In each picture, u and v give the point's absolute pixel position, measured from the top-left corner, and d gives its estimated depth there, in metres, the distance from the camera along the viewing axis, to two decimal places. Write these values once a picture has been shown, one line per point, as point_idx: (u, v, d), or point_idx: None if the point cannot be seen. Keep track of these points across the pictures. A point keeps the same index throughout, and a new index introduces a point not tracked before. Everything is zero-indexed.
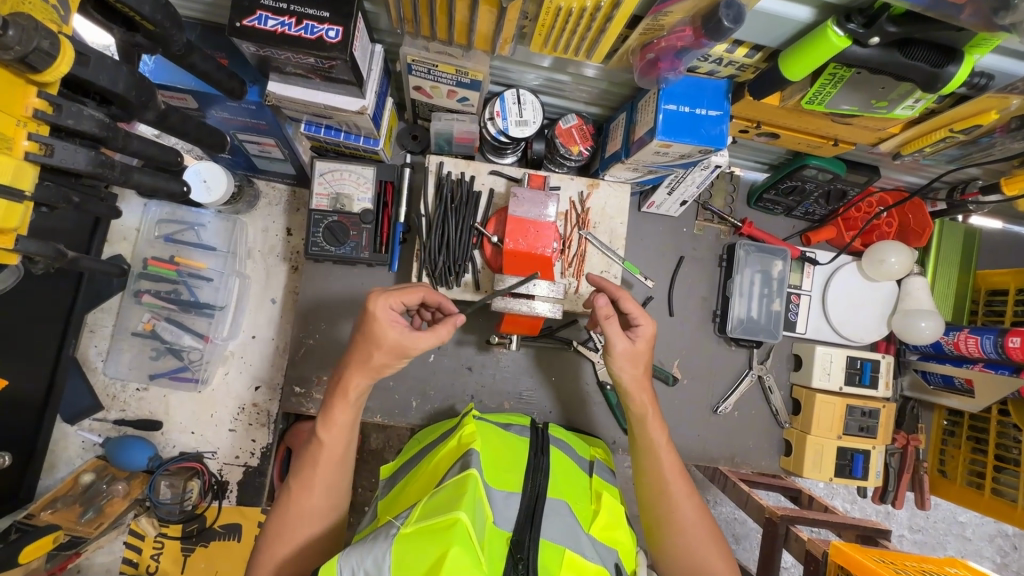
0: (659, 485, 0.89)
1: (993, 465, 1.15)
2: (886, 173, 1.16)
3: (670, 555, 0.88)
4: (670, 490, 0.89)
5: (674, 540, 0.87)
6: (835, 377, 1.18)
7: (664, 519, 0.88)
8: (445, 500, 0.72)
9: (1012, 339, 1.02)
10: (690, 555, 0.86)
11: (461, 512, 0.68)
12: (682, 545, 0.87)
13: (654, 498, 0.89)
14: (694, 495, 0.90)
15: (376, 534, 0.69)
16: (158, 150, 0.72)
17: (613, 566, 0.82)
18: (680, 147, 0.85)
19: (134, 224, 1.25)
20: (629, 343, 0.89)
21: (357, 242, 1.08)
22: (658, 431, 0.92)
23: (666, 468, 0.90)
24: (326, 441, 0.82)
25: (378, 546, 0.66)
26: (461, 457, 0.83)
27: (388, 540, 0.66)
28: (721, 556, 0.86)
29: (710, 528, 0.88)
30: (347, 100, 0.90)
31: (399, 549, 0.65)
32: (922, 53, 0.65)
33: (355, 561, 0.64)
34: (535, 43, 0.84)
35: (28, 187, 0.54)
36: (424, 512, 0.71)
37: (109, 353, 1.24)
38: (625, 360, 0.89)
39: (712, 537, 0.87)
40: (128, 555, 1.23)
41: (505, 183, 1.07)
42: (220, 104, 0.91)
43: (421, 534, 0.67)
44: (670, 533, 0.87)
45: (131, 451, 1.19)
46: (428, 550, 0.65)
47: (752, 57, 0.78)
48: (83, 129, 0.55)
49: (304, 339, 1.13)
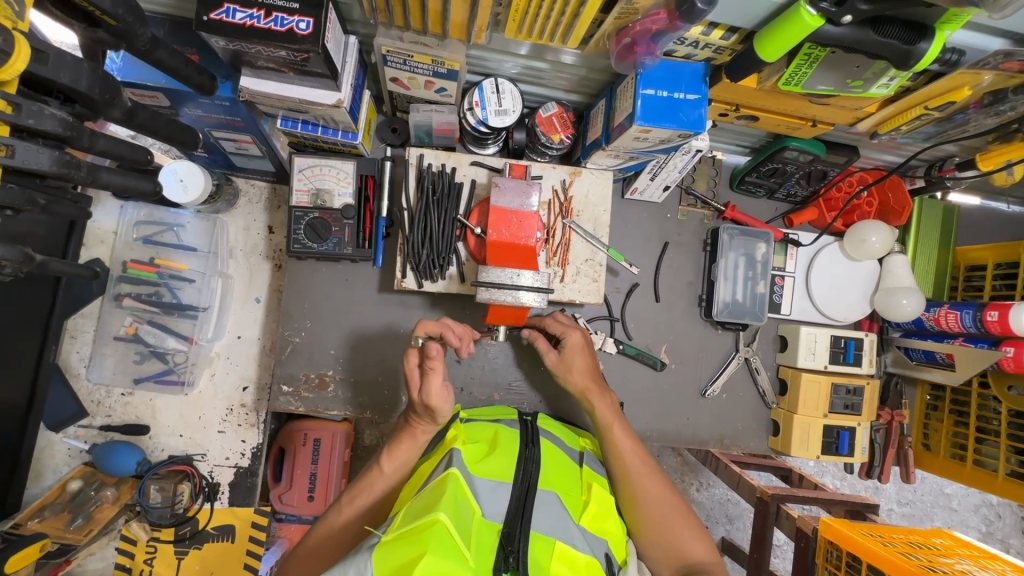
0: (626, 470, 0.94)
1: (975, 436, 1.18)
2: (866, 152, 1.17)
3: (644, 531, 0.91)
4: (635, 471, 0.93)
5: (644, 519, 0.91)
6: (819, 356, 1.20)
7: (630, 502, 0.93)
8: (425, 502, 0.73)
9: (991, 313, 1.06)
10: (667, 534, 0.90)
11: (439, 513, 0.69)
12: (655, 522, 0.91)
13: (623, 480, 0.94)
14: (658, 473, 0.94)
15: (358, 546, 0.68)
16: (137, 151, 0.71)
17: (602, 555, 0.82)
18: (659, 132, 0.85)
19: (112, 227, 1.23)
20: (556, 355, 1.03)
21: (340, 238, 1.07)
22: (604, 406, 0.98)
23: (621, 448, 0.96)
24: (386, 470, 0.89)
25: (359, 556, 0.64)
26: (445, 457, 0.85)
27: (370, 549, 0.65)
28: (696, 534, 0.90)
29: (676, 501, 0.93)
30: (323, 94, 0.89)
31: (379, 557, 0.64)
32: (895, 30, 0.65)
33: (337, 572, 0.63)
34: (510, 29, 0.83)
35: None
36: (406, 516, 0.72)
37: (92, 358, 1.22)
38: (559, 370, 1.02)
39: (685, 520, 0.91)
40: (120, 560, 1.22)
41: (487, 174, 1.07)
42: (192, 100, 0.89)
43: (401, 538, 0.67)
44: (635, 510, 0.92)
45: (118, 456, 1.18)
46: (406, 548, 0.65)
47: (727, 40, 0.78)
48: (45, 128, 0.53)
49: (289, 337, 1.12)
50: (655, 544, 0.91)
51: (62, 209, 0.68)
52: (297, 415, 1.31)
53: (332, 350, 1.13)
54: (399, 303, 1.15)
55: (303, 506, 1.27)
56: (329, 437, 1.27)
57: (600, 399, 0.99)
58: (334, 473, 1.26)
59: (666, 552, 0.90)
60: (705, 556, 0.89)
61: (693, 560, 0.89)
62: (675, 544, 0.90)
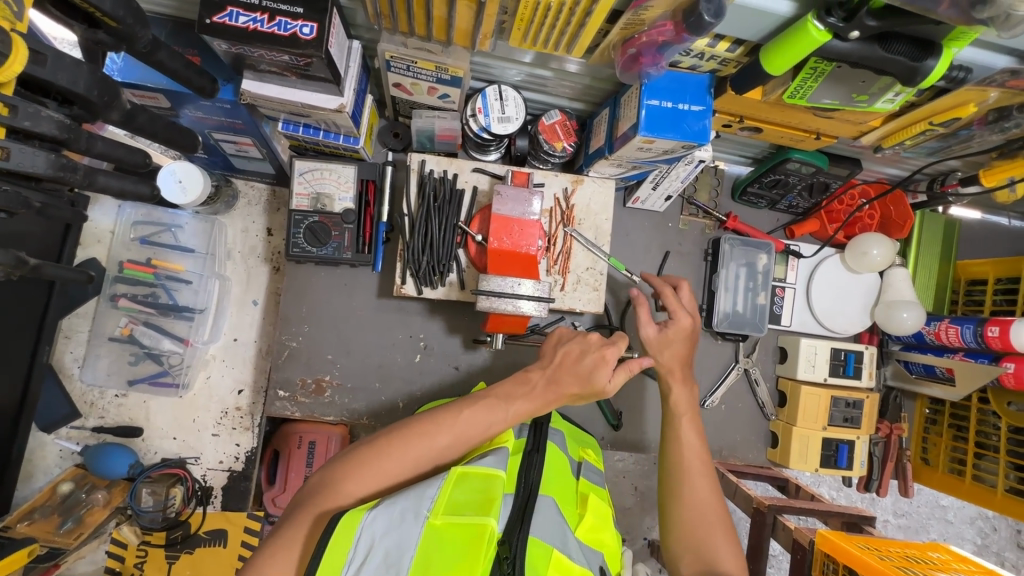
0: (681, 462, 0.90)
1: (974, 451, 1.18)
2: (868, 166, 1.17)
3: (681, 530, 0.86)
4: (689, 466, 0.89)
5: (682, 515, 0.86)
6: (819, 368, 1.19)
7: (674, 497, 0.88)
8: (475, 490, 0.73)
9: (992, 328, 1.06)
10: (699, 536, 0.84)
11: (492, 519, 0.67)
12: (692, 523, 0.85)
13: (675, 469, 0.90)
14: (711, 477, 0.89)
15: (404, 510, 0.69)
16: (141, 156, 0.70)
17: (598, 568, 0.81)
18: (662, 143, 0.85)
19: (109, 227, 1.22)
20: (657, 330, 0.97)
21: (339, 243, 1.06)
22: (683, 392, 0.96)
23: (683, 438, 0.92)
24: (513, 408, 0.82)
25: (406, 529, 0.67)
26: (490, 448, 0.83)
27: (416, 526, 0.67)
28: (731, 544, 0.84)
29: (721, 508, 0.86)
30: (325, 98, 0.88)
31: (422, 540, 0.66)
32: (901, 47, 0.64)
33: (382, 534, 0.66)
34: (515, 37, 0.82)
35: None
36: (454, 497, 0.71)
37: (85, 359, 1.20)
38: (655, 345, 0.97)
39: (724, 529, 0.85)
40: (110, 564, 1.20)
41: (489, 180, 1.06)
42: (193, 102, 0.89)
43: (450, 527, 0.67)
44: (675, 506, 0.87)
45: (110, 459, 1.16)
46: (455, 550, 0.65)
47: (733, 52, 0.78)
48: (41, 130, 0.51)
49: (286, 341, 1.11)
50: (681, 544, 0.86)
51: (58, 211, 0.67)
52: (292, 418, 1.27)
53: (329, 355, 1.12)
54: (397, 309, 1.14)
55: None
56: (324, 440, 1.23)
57: (680, 383, 0.96)
58: None
59: (693, 555, 0.84)
60: (732, 568, 0.82)
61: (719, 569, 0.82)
62: (706, 552, 0.83)
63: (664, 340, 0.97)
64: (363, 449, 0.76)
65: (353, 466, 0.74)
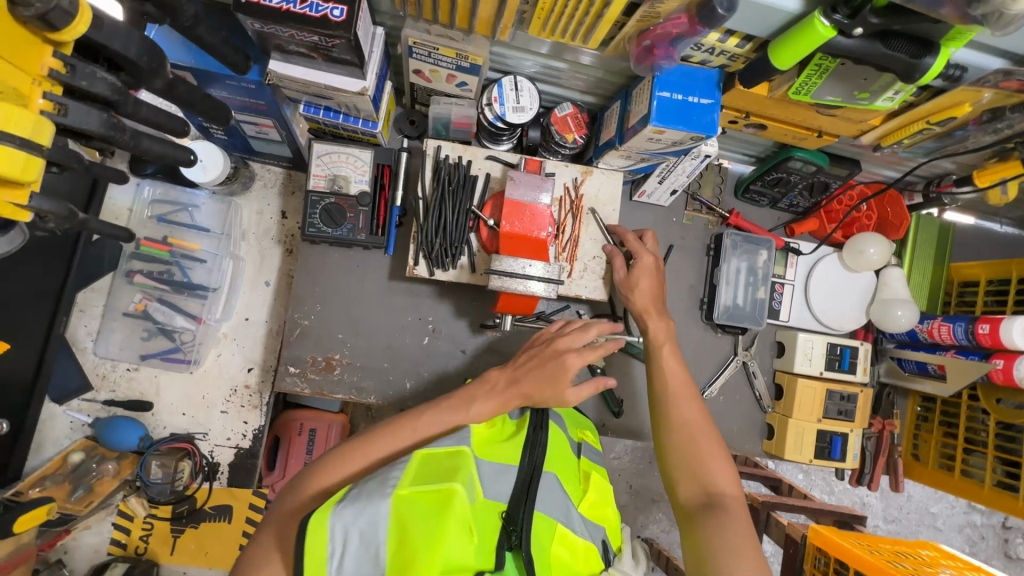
0: (665, 388, 0.93)
1: (963, 447, 1.21)
2: (868, 167, 1.21)
3: (674, 455, 0.88)
4: (674, 390, 0.92)
5: (676, 442, 0.88)
6: (815, 362, 1.23)
7: (667, 426, 0.90)
8: (443, 465, 0.72)
9: (982, 326, 1.10)
10: (693, 457, 0.86)
11: (458, 483, 0.67)
12: (686, 448, 0.87)
13: (662, 398, 0.92)
14: (698, 400, 0.92)
15: (368, 490, 0.67)
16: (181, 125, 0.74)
17: (599, 542, 0.85)
18: (672, 133, 0.89)
19: (127, 204, 1.24)
20: (627, 272, 1.06)
21: (354, 224, 1.09)
22: (659, 328, 1.00)
23: (665, 370, 0.95)
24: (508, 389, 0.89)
25: (374, 506, 0.65)
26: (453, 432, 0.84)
27: (384, 499, 0.65)
28: (725, 467, 0.85)
29: (712, 432, 0.89)
30: (348, 81, 0.92)
31: (394, 512, 0.65)
32: (902, 44, 0.68)
33: (352, 519, 0.64)
34: (535, 27, 0.86)
35: (45, 142, 0.54)
36: (421, 473, 0.71)
37: (99, 332, 1.23)
38: (623, 287, 1.06)
39: (716, 446, 0.87)
40: (116, 536, 1.22)
41: (502, 168, 1.09)
42: (220, 81, 0.91)
43: (419, 497, 0.66)
44: (666, 433, 0.89)
45: (120, 430, 1.18)
46: (428, 516, 0.64)
47: (742, 48, 0.81)
48: (95, 91, 0.57)
49: (299, 320, 1.13)
50: (678, 468, 0.86)
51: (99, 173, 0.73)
52: (293, 405, 1.33)
53: (340, 335, 1.14)
54: (407, 292, 1.17)
55: None
56: (325, 428, 1.31)
57: (658, 321, 1.01)
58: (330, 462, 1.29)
59: (689, 479, 0.85)
60: (727, 491, 0.83)
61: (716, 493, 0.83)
62: (700, 472, 0.85)
63: (636, 284, 1.04)
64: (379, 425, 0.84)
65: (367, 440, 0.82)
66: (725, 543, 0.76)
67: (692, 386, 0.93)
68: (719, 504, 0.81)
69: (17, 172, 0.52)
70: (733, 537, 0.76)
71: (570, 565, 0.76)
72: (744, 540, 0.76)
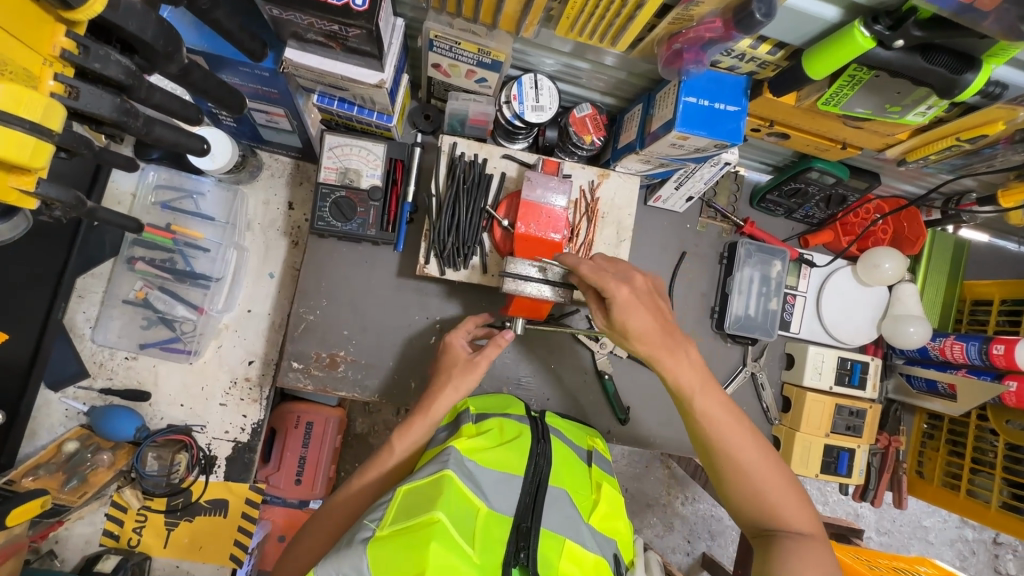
0: (715, 437, 0.82)
1: (969, 467, 1.21)
2: (887, 180, 1.20)
3: (743, 499, 0.82)
4: (725, 440, 0.82)
5: (744, 488, 0.82)
6: (825, 377, 1.22)
7: (728, 473, 0.82)
8: (421, 496, 0.72)
9: (997, 346, 1.09)
10: (765, 502, 0.81)
11: (439, 512, 0.68)
12: (755, 492, 0.81)
13: (716, 445, 0.82)
14: (756, 442, 0.83)
15: (348, 541, 0.68)
16: (195, 113, 0.71)
17: (612, 556, 0.82)
18: (696, 140, 0.86)
19: (130, 189, 1.21)
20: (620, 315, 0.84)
21: (364, 219, 1.07)
22: (689, 373, 0.83)
23: (708, 412, 0.83)
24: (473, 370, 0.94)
25: (353, 552, 0.65)
26: (440, 454, 0.82)
27: (362, 545, 0.66)
28: (801, 501, 0.81)
29: (777, 463, 0.83)
30: (366, 73, 0.89)
31: (374, 553, 0.65)
32: (943, 58, 0.66)
33: (334, 569, 0.63)
34: (562, 26, 0.83)
35: (57, 128, 0.53)
36: (400, 510, 0.71)
37: (98, 319, 1.20)
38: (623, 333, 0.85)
39: (789, 485, 0.81)
40: (109, 527, 1.20)
41: (518, 167, 1.07)
42: (232, 67, 0.88)
43: (395, 537, 0.66)
44: (730, 484, 0.82)
45: (117, 420, 1.16)
46: (409, 551, 0.64)
47: (774, 55, 0.79)
48: (109, 75, 0.55)
49: (303, 314, 1.11)
50: (750, 510, 0.82)
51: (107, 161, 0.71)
52: (290, 397, 1.35)
53: (345, 331, 1.12)
54: (415, 290, 1.14)
55: (290, 488, 1.31)
56: (322, 422, 1.33)
57: (686, 360, 0.83)
58: (324, 458, 1.31)
59: (764, 520, 0.81)
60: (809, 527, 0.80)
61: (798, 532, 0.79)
62: (776, 517, 0.80)
63: (635, 330, 0.81)
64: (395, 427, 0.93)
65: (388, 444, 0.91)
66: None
67: (745, 421, 0.84)
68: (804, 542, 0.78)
69: (26, 157, 0.51)
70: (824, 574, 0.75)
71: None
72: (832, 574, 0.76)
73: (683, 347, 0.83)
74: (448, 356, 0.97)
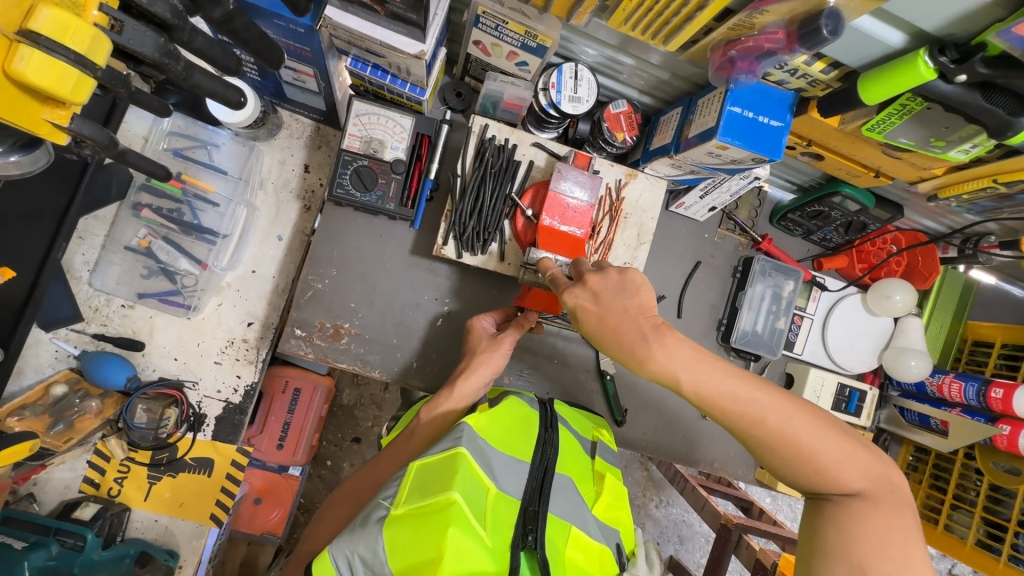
0: (736, 415, 0.72)
1: (950, 503, 1.22)
2: (909, 214, 1.21)
3: (785, 469, 0.73)
4: (748, 417, 0.71)
5: (781, 461, 0.72)
6: (822, 401, 1.22)
7: (761, 449, 0.73)
8: (435, 475, 0.72)
9: (996, 390, 1.10)
10: (812, 469, 0.71)
11: (455, 494, 0.68)
12: (796, 464, 0.72)
13: (735, 424, 0.73)
14: (789, 408, 0.71)
15: (364, 518, 0.69)
16: (234, 63, 0.68)
17: (614, 545, 0.84)
18: (734, 151, 0.85)
19: (142, 132, 1.17)
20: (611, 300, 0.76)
21: (384, 192, 1.04)
22: (672, 360, 0.71)
23: (714, 390, 0.72)
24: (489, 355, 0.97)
25: (369, 531, 0.66)
26: (452, 430, 0.81)
27: (378, 525, 0.66)
28: (853, 459, 0.71)
29: (817, 425, 0.72)
30: (407, 42, 0.86)
31: (389, 534, 0.65)
32: (1001, 99, 0.66)
33: (348, 549, 0.65)
34: (616, 18, 0.81)
35: (101, 63, 0.52)
36: (412, 488, 0.71)
37: (97, 263, 1.16)
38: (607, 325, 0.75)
39: (836, 445, 0.71)
40: (89, 475, 1.18)
41: (547, 158, 1.05)
42: (268, 18, 0.84)
43: (410, 518, 0.67)
44: (766, 457, 0.73)
45: (109, 368, 1.13)
46: (421, 537, 0.64)
47: (827, 74, 0.78)
48: (155, 11, 0.53)
49: (312, 282, 1.09)
50: (798, 475, 0.73)
51: (143, 102, 0.74)
52: (282, 359, 1.34)
53: (352, 303, 1.10)
54: (427, 270, 1.12)
55: (271, 453, 1.31)
56: (311, 389, 1.32)
57: (664, 344, 0.71)
58: (308, 425, 1.31)
59: (813, 486, 0.73)
60: (866, 486, 0.71)
61: (852, 493, 0.71)
62: (827, 481, 0.71)
63: (595, 338, 0.75)
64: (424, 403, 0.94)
65: (417, 420, 0.92)
66: (878, 538, 0.67)
67: (764, 388, 0.72)
68: (859, 503, 0.70)
69: (66, 89, 0.51)
70: (886, 536, 0.67)
71: (584, 568, 0.75)
72: (898, 534, 0.67)
73: (659, 335, 0.71)
74: (472, 337, 1.00)
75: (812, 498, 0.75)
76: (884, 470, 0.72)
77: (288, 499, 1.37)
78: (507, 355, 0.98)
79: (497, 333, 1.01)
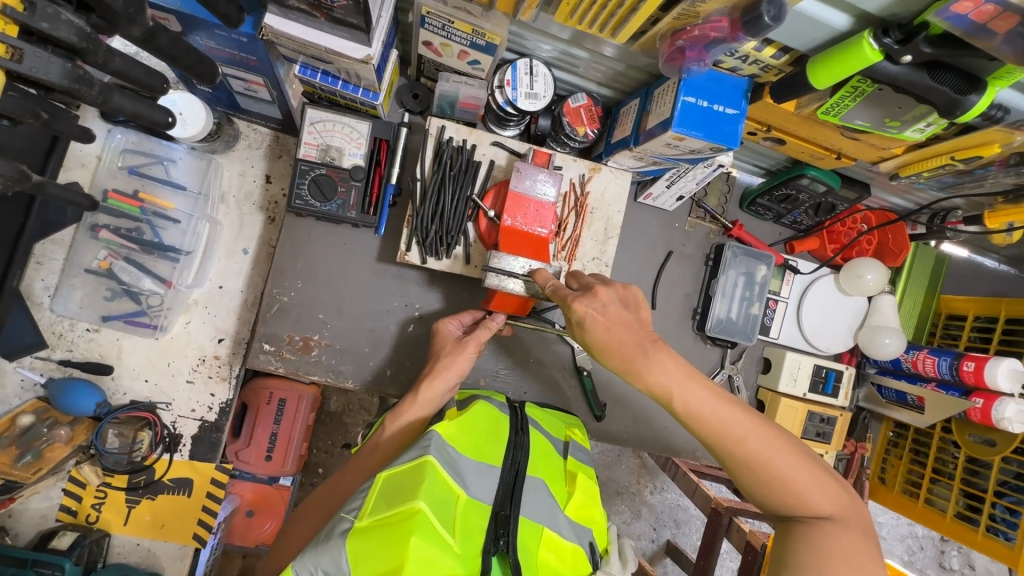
0: (716, 430, 0.72)
1: (930, 476, 1.24)
2: (877, 192, 1.20)
3: (759, 490, 0.73)
4: (725, 435, 0.72)
5: (756, 480, 0.72)
6: (800, 383, 1.22)
7: (738, 467, 0.73)
8: (401, 484, 0.71)
9: (968, 363, 1.10)
10: (785, 489, 0.71)
11: (421, 502, 0.67)
12: (771, 486, 0.71)
13: (717, 441, 0.72)
14: (767, 431, 0.72)
15: (329, 532, 0.68)
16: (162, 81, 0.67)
17: (587, 544, 0.83)
18: (691, 141, 0.84)
19: (96, 152, 1.14)
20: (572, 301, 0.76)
21: (344, 200, 1.02)
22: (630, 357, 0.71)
23: (674, 386, 0.72)
24: (456, 359, 0.95)
25: (333, 544, 0.65)
26: (421, 438, 0.80)
27: (343, 537, 0.66)
28: (824, 485, 0.71)
29: (789, 448, 0.72)
30: (352, 47, 0.84)
31: (353, 546, 0.65)
32: (949, 77, 0.65)
33: (312, 563, 0.64)
34: (562, 12, 0.80)
35: None
36: (378, 500, 0.70)
37: (58, 288, 1.14)
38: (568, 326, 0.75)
39: (808, 473, 0.71)
40: (65, 503, 1.16)
41: (507, 156, 1.03)
42: (208, 29, 0.82)
43: (374, 528, 0.66)
44: (742, 477, 0.73)
45: (76, 394, 1.10)
46: (385, 547, 0.64)
47: (778, 59, 0.77)
48: (58, 34, 0.53)
49: (277, 296, 1.07)
50: (770, 497, 0.72)
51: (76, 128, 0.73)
52: (264, 372, 1.32)
53: (320, 314, 1.08)
54: (396, 276, 1.11)
55: (259, 465, 1.29)
56: (296, 399, 1.29)
57: (660, 359, 0.72)
58: (296, 434, 1.29)
59: (785, 508, 0.72)
60: (836, 511, 0.71)
61: (824, 516, 0.71)
62: (799, 505, 0.71)
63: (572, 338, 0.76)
64: (389, 411, 0.94)
65: (383, 429, 0.91)
66: (845, 558, 0.67)
67: (743, 409, 0.73)
68: (830, 525, 0.70)
69: None
70: (852, 562, 0.68)
71: (558, 569, 0.75)
72: (864, 560, 0.68)
73: (657, 350, 0.72)
74: (438, 340, 0.99)
75: (782, 520, 0.74)
76: (853, 499, 0.73)
77: (282, 509, 1.36)
78: (474, 357, 0.97)
79: (465, 334, 1.00)
